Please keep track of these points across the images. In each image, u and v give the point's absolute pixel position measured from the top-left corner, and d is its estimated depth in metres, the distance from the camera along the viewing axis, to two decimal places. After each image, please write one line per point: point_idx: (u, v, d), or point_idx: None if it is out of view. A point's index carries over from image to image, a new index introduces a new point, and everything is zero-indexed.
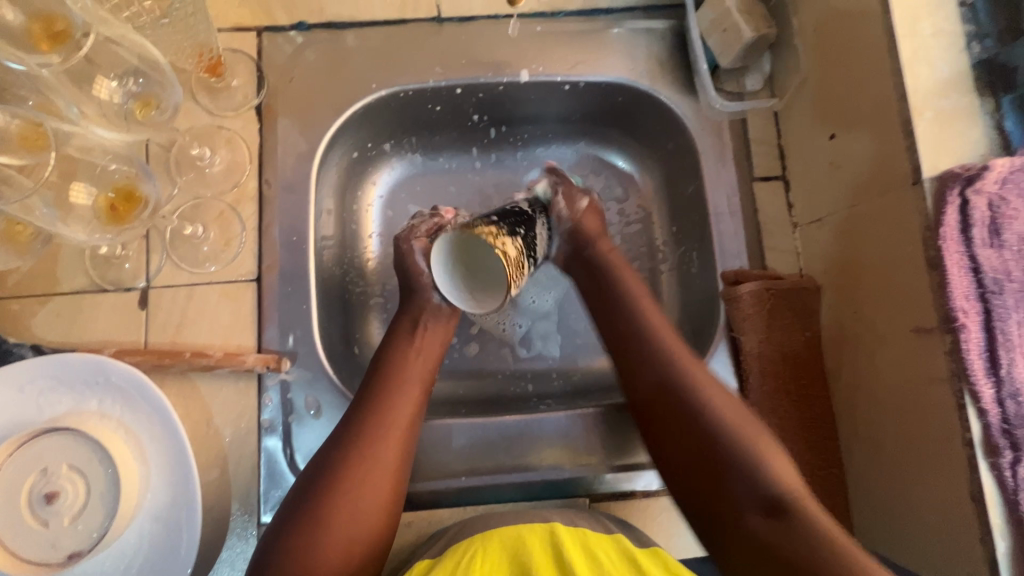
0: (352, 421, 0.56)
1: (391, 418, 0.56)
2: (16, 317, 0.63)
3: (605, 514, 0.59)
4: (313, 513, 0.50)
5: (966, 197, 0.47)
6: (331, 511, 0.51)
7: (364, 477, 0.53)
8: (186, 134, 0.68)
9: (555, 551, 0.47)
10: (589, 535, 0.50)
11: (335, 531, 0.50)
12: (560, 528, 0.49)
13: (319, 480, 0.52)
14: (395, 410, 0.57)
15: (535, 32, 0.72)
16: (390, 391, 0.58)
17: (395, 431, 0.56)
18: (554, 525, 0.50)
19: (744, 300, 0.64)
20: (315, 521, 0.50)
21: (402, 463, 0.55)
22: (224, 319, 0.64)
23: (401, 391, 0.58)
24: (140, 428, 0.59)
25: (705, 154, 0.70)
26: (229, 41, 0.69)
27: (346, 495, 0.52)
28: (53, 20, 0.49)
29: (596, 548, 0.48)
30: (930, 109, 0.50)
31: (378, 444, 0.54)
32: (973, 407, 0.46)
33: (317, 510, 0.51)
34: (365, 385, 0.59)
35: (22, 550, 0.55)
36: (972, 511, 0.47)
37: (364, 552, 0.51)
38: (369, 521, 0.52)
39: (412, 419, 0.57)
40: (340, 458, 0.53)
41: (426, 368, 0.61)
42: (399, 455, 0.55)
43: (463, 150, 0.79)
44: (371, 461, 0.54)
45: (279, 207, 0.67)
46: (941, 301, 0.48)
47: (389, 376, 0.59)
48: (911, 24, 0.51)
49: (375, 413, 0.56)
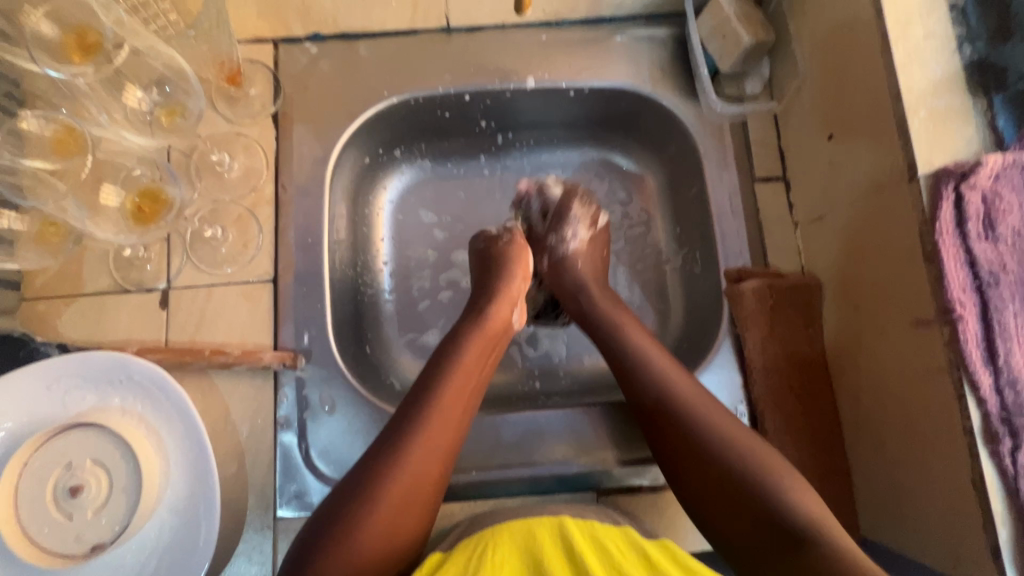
0: (411, 402, 0.56)
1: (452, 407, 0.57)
2: (43, 317, 0.65)
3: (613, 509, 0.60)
4: (364, 493, 0.51)
5: (961, 192, 0.49)
6: (383, 491, 0.51)
7: (422, 463, 0.54)
8: (207, 140, 0.70)
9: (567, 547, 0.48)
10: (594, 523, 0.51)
11: (386, 511, 0.51)
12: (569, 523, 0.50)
13: (373, 461, 0.53)
14: (456, 400, 0.57)
15: (540, 40, 0.74)
16: (452, 379, 0.58)
17: (453, 421, 0.57)
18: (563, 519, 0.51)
19: (746, 297, 0.66)
20: (367, 499, 0.51)
21: (452, 453, 0.56)
22: (242, 318, 0.66)
23: (463, 382, 0.59)
24: (160, 425, 0.61)
25: (707, 157, 0.72)
26: (246, 52, 0.72)
27: (403, 478, 0.52)
28: (85, 31, 0.52)
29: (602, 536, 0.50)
30: (925, 108, 0.52)
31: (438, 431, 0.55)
32: (972, 396, 0.47)
33: (366, 492, 0.51)
34: (429, 372, 0.59)
35: (48, 543, 0.57)
36: (974, 498, 0.48)
37: (407, 534, 0.52)
38: (416, 505, 0.53)
39: (467, 412, 0.59)
40: (399, 442, 0.54)
41: (486, 361, 0.63)
42: (453, 443, 0.56)
43: (472, 155, 0.82)
44: (429, 447, 0.54)
45: (294, 210, 0.69)
46: (938, 294, 0.50)
47: (453, 364, 0.60)
48: (904, 28, 0.53)
49: (436, 400, 0.56)
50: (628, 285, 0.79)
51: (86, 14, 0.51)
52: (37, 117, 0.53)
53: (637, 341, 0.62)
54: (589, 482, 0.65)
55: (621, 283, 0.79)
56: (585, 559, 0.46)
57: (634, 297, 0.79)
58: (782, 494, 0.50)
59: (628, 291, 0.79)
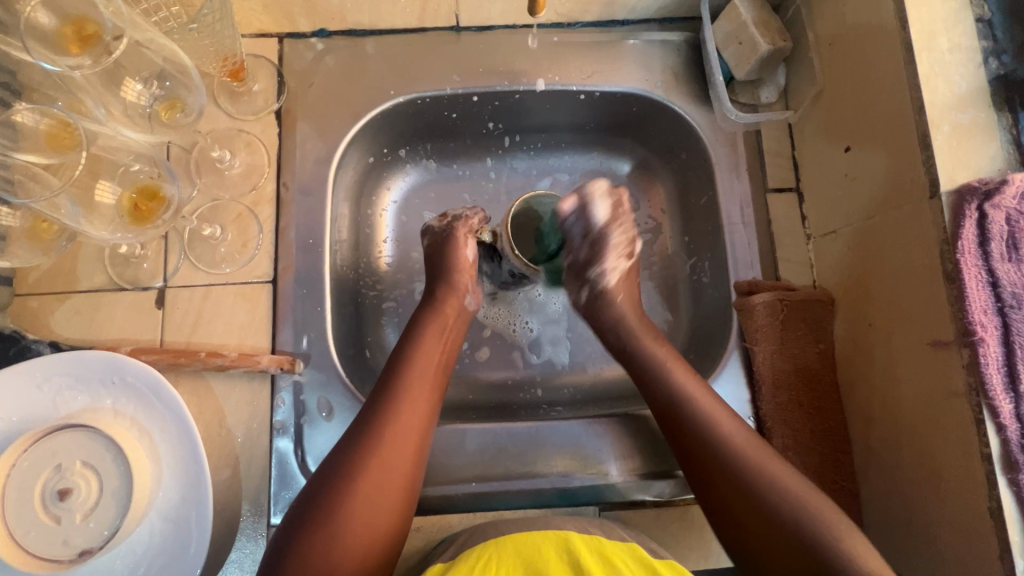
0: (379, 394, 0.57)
1: (415, 397, 0.57)
2: (35, 313, 0.63)
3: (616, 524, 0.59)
4: (334, 497, 0.50)
5: (984, 211, 0.48)
6: (352, 482, 0.51)
7: (388, 448, 0.53)
8: (208, 136, 0.69)
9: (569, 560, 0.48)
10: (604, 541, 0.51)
11: (355, 511, 0.50)
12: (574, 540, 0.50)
13: (339, 457, 0.53)
14: (416, 395, 0.57)
15: (551, 41, 0.73)
16: (412, 377, 0.58)
17: (417, 408, 0.56)
18: (569, 536, 0.50)
19: (757, 311, 0.64)
20: (338, 503, 0.50)
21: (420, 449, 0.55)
22: (240, 319, 0.65)
23: (423, 376, 0.59)
24: (153, 427, 0.60)
25: (719, 165, 0.71)
26: (251, 47, 0.71)
27: (368, 471, 0.52)
28: (84, 22, 0.50)
29: (612, 554, 0.50)
30: (948, 122, 0.50)
31: (401, 428, 0.55)
32: (992, 421, 0.46)
33: (337, 481, 0.51)
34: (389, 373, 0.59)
35: (34, 547, 0.55)
36: (990, 526, 0.46)
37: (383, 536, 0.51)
38: (388, 504, 0.52)
39: (433, 393, 0.59)
40: (364, 431, 0.54)
41: (447, 349, 0.63)
42: (418, 439, 0.55)
43: (478, 158, 0.80)
44: (398, 435, 0.54)
45: (296, 210, 0.67)
46: (957, 315, 0.48)
47: (415, 361, 0.60)
48: (928, 39, 0.52)
49: (398, 398, 0.56)
50: None
51: (86, 5, 0.50)
52: (29, 109, 0.50)
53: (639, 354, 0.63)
54: (591, 495, 0.64)
55: None
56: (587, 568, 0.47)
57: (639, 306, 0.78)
58: (793, 505, 0.50)
59: None
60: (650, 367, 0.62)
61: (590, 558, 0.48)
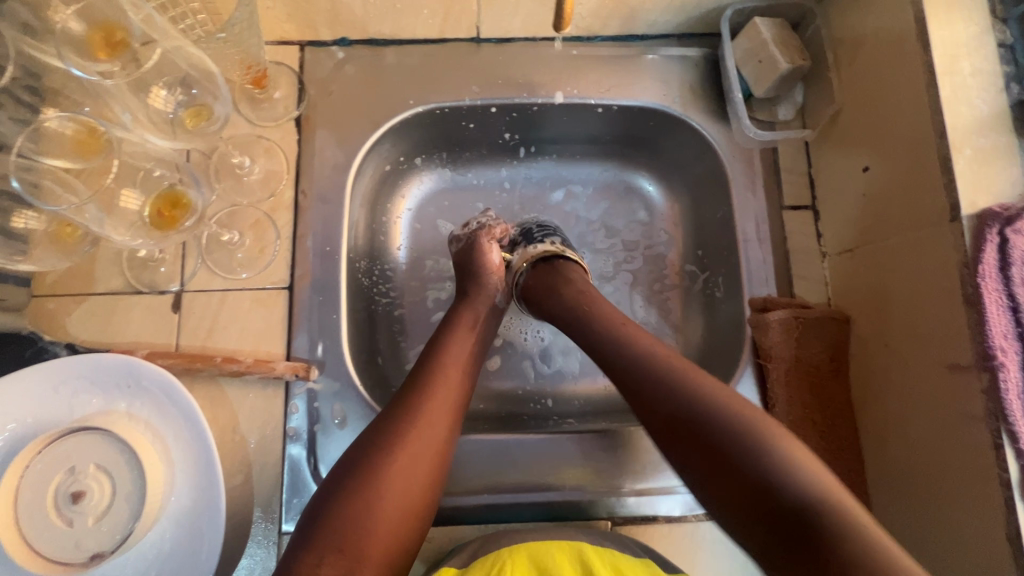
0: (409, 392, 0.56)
1: (443, 398, 0.56)
2: (52, 315, 0.64)
3: (630, 540, 0.58)
4: (364, 477, 0.49)
5: (1005, 236, 0.48)
6: (377, 480, 0.49)
7: (417, 448, 0.52)
8: (228, 142, 0.69)
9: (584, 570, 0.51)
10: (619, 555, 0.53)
11: (382, 508, 0.48)
12: (587, 548, 0.53)
13: (364, 454, 0.51)
14: (445, 394, 0.56)
15: (571, 54, 0.73)
16: (445, 363, 0.59)
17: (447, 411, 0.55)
18: (581, 544, 0.53)
19: (772, 328, 0.64)
20: (369, 481, 0.49)
21: (448, 443, 0.54)
22: (255, 325, 0.65)
23: (454, 368, 0.59)
24: (166, 431, 0.60)
25: (735, 181, 0.71)
26: (272, 54, 0.71)
27: (395, 469, 0.50)
28: (114, 30, 0.51)
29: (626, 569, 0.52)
30: (969, 146, 0.51)
31: (432, 419, 0.54)
32: (1011, 447, 0.46)
33: (363, 477, 0.49)
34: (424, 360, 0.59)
35: (46, 550, 0.55)
36: (1007, 552, 0.46)
37: (407, 521, 0.49)
38: (415, 488, 0.50)
39: (461, 396, 0.58)
40: (391, 427, 0.52)
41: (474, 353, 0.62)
42: (448, 425, 0.55)
43: (492, 167, 0.81)
44: (426, 436, 0.53)
45: (314, 217, 0.68)
46: (977, 339, 0.48)
47: (448, 349, 0.60)
48: (951, 63, 0.52)
49: (431, 382, 0.57)
50: (644, 305, 0.78)
51: (117, 13, 0.50)
52: (60, 116, 0.50)
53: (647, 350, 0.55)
54: (603, 509, 0.64)
55: (637, 304, 0.78)
56: None
57: (651, 319, 0.78)
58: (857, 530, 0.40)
59: (645, 313, 0.78)
60: (645, 360, 0.54)
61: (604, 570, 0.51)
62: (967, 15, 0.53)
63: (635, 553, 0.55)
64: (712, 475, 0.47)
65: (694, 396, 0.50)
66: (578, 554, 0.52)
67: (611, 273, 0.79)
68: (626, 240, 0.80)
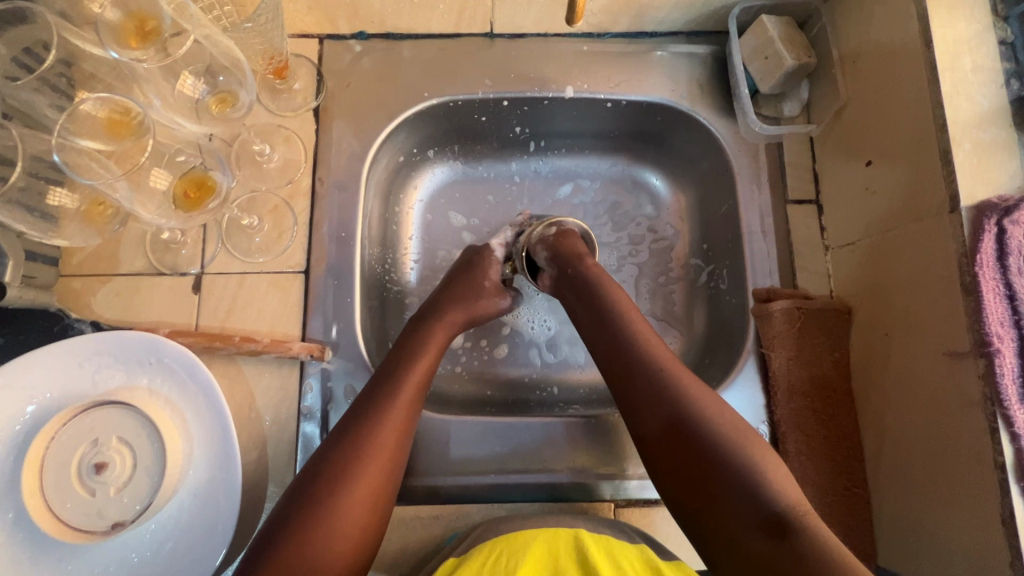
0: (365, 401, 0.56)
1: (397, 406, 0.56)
2: (78, 294, 0.66)
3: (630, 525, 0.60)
4: (319, 486, 0.50)
5: (1003, 226, 0.49)
6: (327, 492, 0.49)
7: (368, 457, 0.52)
8: (249, 130, 0.71)
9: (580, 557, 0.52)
10: (615, 542, 0.54)
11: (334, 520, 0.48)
12: (583, 536, 0.54)
13: (317, 466, 0.51)
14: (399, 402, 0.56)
15: (581, 50, 0.75)
16: (402, 373, 0.58)
17: (401, 418, 0.55)
18: (579, 531, 0.54)
19: (774, 317, 0.66)
20: (317, 500, 0.49)
21: (400, 449, 0.54)
22: (272, 307, 0.67)
23: (411, 376, 0.58)
24: (186, 407, 0.62)
25: (740, 175, 0.72)
26: (293, 46, 0.74)
27: (346, 481, 0.50)
28: (146, 19, 0.53)
29: (623, 558, 0.52)
30: (969, 140, 0.52)
31: (384, 427, 0.54)
32: (1006, 431, 0.47)
33: (315, 489, 0.50)
34: (383, 369, 0.59)
35: (70, 517, 0.58)
36: (1001, 534, 0.47)
37: (356, 539, 0.49)
38: (364, 504, 0.50)
39: (417, 403, 0.58)
40: (344, 439, 0.53)
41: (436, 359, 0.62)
42: (398, 439, 0.54)
43: (503, 160, 0.83)
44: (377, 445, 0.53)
45: (330, 204, 0.70)
46: (975, 327, 0.50)
47: (407, 361, 0.59)
48: (952, 60, 0.54)
49: (383, 391, 0.56)
50: (649, 297, 0.80)
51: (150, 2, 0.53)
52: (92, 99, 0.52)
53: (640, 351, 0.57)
54: (606, 491, 0.65)
55: (642, 296, 0.80)
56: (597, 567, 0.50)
57: (656, 310, 0.79)
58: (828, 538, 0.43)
59: (649, 304, 0.80)
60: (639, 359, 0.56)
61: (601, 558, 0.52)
62: (969, 13, 0.55)
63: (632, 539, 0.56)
64: (687, 477, 0.49)
65: (685, 397, 0.52)
66: (576, 545, 0.53)
67: (617, 265, 0.81)
68: (632, 233, 0.82)
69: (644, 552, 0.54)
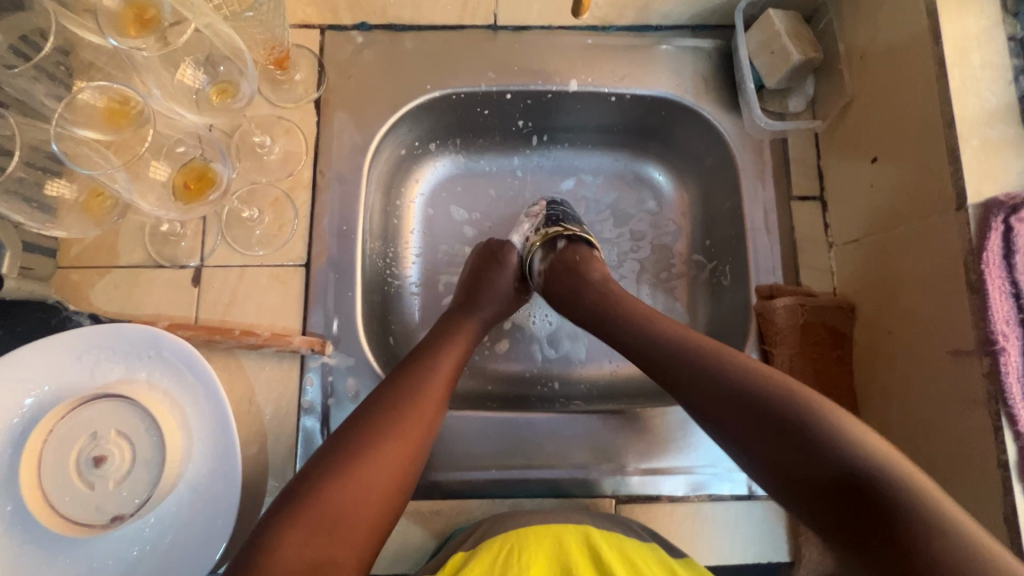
0: (395, 385, 0.57)
1: (426, 391, 0.57)
2: (76, 287, 0.65)
3: (633, 522, 0.60)
4: (344, 455, 0.50)
5: (1010, 224, 0.49)
6: (353, 459, 0.50)
7: (398, 433, 0.53)
8: (249, 121, 0.71)
9: (594, 554, 0.52)
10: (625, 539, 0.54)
11: (355, 484, 0.49)
12: (595, 532, 0.54)
13: (342, 438, 0.52)
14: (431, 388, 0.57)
15: (586, 43, 0.74)
16: (434, 360, 0.60)
17: (431, 405, 0.56)
18: (590, 528, 0.54)
19: (778, 314, 0.65)
20: (347, 467, 0.49)
21: (427, 433, 0.55)
22: (273, 300, 0.67)
23: (444, 363, 0.60)
24: (185, 401, 0.61)
25: (744, 171, 0.72)
26: (293, 37, 0.73)
27: (373, 452, 0.51)
28: (146, 8, 0.52)
29: (636, 555, 0.52)
30: (977, 137, 0.52)
31: (414, 405, 0.55)
32: (1009, 429, 0.47)
33: (340, 456, 0.50)
34: (414, 356, 0.61)
35: (69, 511, 0.57)
36: (1003, 533, 0.47)
37: (375, 518, 0.49)
38: (384, 478, 0.50)
39: (448, 390, 0.59)
40: (374, 415, 0.54)
41: (466, 353, 0.64)
42: (427, 423, 0.55)
43: (505, 155, 0.82)
44: (404, 427, 0.53)
45: (331, 197, 0.69)
46: (980, 325, 0.49)
47: (438, 349, 0.61)
48: (961, 56, 0.53)
49: (416, 373, 0.58)
50: (651, 293, 0.79)
51: None
52: (91, 87, 0.52)
53: (653, 339, 0.56)
54: (608, 487, 0.65)
55: (644, 292, 0.80)
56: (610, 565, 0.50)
57: (657, 307, 0.79)
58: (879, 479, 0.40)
59: (651, 300, 0.79)
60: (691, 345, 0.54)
61: (613, 555, 0.52)
62: (978, 8, 0.54)
63: (640, 537, 0.56)
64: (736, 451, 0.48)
65: (739, 374, 0.49)
66: (588, 541, 0.53)
67: (618, 262, 0.80)
68: (635, 229, 0.82)
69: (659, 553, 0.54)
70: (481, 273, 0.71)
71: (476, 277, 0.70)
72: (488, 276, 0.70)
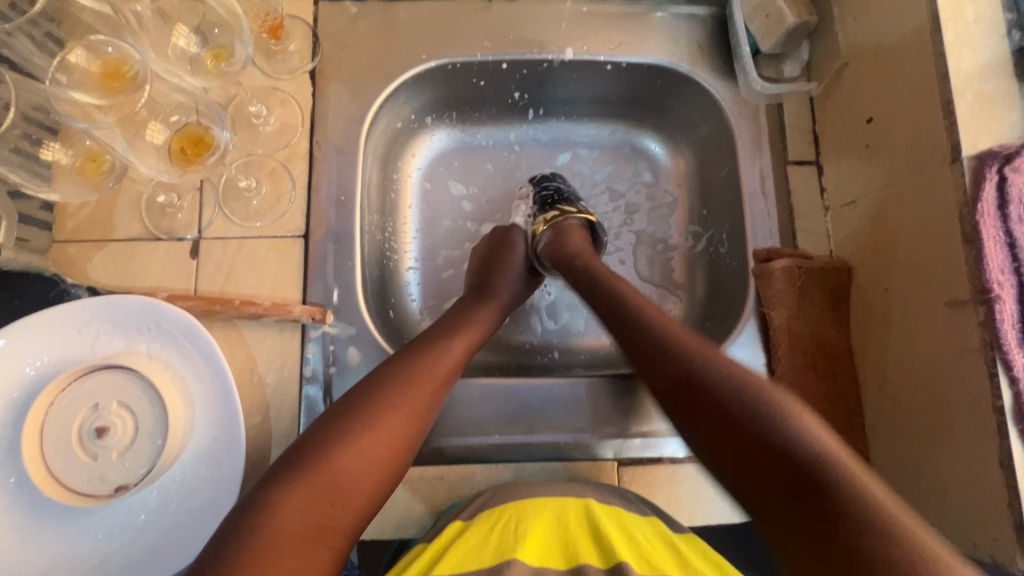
0: (397, 361, 0.57)
1: (428, 368, 0.57)
2: (73, 260, 0.65)
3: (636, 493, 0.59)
4: (341, 426, 0.50)
5: (1004, 175, 0.50)
6: (351, 433, 0.50)
7: (399, 411, 0.53)
8: (245, 93, 0.70)
9: (591, 527, 0.52)
10: (623, 513, 0.54)
11: (352, 458, 0.48)
12: (595, 505, 0.54)
13: (342, 409, 0.52)
14: (435, 369, 0.57)
15: (581, 11, 0.74)
16: (441, 341, 0.60)
17: (437, 384, 0.56)
18: (590, 500, 0.54)
19: (775, 276, 0.66)
20: (346, 437, 0.49)
21: (430, 409, 0.55)
22: (272, 271, 0.67)
23: (453, 345, 0.60)
24: (186, 372, 0.61)
25: (741, 137, 0.72)
26: (287, 8, 0.72)
27: (372, 427, 0.51)
28: None
29: (633, 528, 0.53)
30: (972, 90, 0.52)
31: (416, 384, 0.55)
32: (1005, 375, 0.48)
33: (339, 427, 0.50)
34: (419, 336, 0.61)
35: (72, 482, 0.57)
36: (1000, 477, 0.48)
37: (378, 485, 0.50)
38: (383, 452, 0.50)
39: (455, 372, 0.59)
40: (374, 390, 0.53)
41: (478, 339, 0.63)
42: (431, 400, 0.55)
43: (503, 127, 0.82)
44: (407, 403, 0.53)
45: (329, 167, 0.69)
46: (974, 274, 0.50)
47: (447, 332, 0.61)
48: (954, 10, 0.54)
49: (417, 352, 0.58)
50: (648, 263, 0.80)
51: None
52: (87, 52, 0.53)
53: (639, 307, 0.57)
54: (610, 450, 0.66)
55: (641, 263, 0.80)
56: (609, 539, 0.50)
57: (654, 277, 0.79)
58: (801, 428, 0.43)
59: (648, 271, 0.80)
60: (654, 330, 0.55)
61: (612, 527, 0.52)
62: None
63: (640, 509, 0.56)
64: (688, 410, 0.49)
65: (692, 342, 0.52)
66: (589, 515, 0.53)
67: (615, 233, 0.81)
68: (631, 200, 0.82)
69: (655, 524, 0.54)
70: (491, 257, 0.71)
71: (487, 260, 0.71)
72: (500, 260, 0.70)
